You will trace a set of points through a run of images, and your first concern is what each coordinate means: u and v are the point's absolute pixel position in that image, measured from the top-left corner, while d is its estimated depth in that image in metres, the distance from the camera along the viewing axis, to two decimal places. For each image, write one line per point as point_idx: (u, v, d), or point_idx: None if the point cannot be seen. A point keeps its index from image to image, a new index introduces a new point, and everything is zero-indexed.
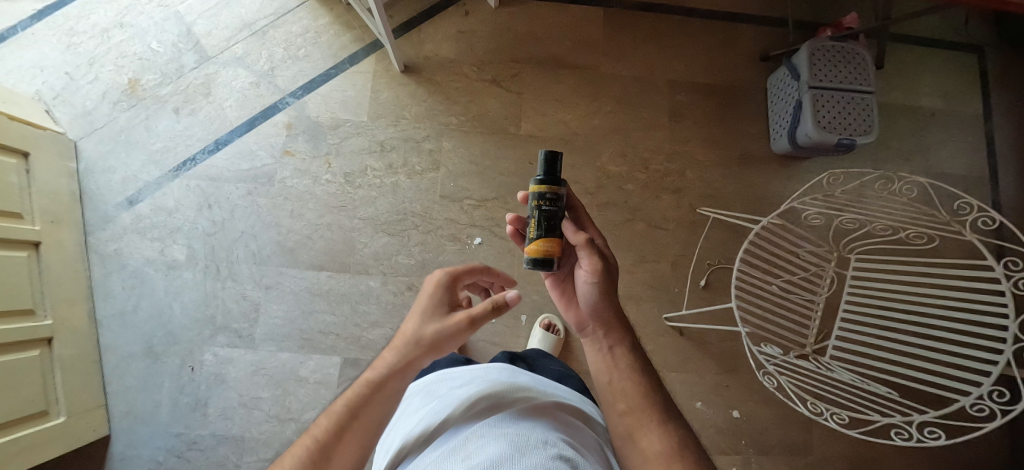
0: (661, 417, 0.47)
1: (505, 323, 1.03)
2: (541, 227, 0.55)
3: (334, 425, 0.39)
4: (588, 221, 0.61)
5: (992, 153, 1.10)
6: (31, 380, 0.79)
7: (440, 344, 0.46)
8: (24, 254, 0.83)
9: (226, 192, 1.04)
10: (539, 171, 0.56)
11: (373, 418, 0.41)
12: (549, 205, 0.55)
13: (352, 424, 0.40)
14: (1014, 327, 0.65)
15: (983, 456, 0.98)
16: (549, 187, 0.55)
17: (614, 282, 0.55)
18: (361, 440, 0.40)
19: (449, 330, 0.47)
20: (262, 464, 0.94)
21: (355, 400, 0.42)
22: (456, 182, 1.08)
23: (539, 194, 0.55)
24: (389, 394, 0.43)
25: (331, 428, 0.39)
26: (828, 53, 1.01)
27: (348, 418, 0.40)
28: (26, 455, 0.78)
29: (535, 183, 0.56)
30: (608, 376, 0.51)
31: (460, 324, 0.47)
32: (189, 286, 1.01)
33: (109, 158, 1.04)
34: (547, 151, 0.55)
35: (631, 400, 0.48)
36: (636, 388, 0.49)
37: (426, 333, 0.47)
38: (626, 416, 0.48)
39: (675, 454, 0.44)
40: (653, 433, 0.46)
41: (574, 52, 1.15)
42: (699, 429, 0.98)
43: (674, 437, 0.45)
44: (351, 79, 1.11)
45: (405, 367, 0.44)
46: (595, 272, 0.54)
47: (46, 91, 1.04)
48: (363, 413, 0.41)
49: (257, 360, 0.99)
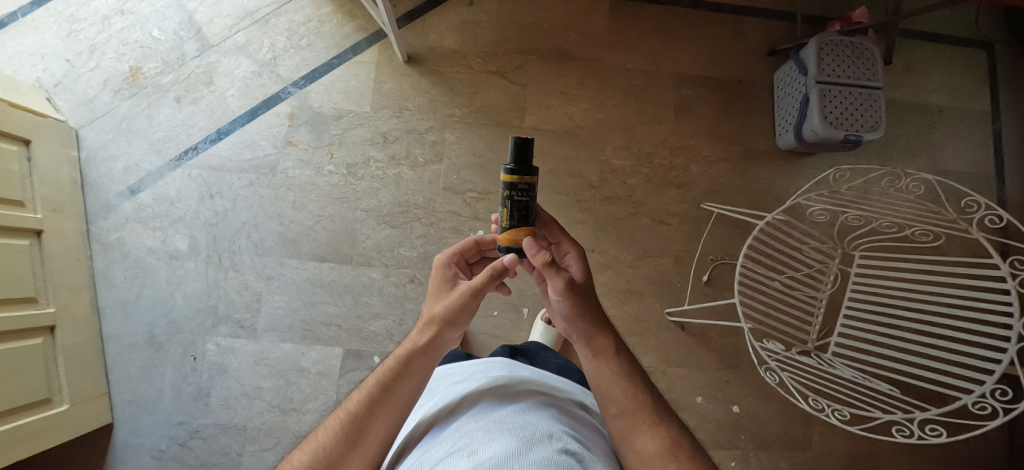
0: (655, 418, 0.48)
1: (507, 316, 1.03)
2: (512, 221, 0.55)
3: (367, 400, 0.48)
4: (563, 233, 0.61)
5: (998, 151, 1.09)
6: (34, 368, 0.79)
7: (459, 309, 0.54)
8: (26, 242, 0.82)
9: (228, 182, 1.04)
10: (510, 158, 0.53)
11: (401, 389, 0.50)
12: (522, 195, 0.54)
13: (383, 399, 0.49)
14: (1017, 325, 0.64)
15: (981, 454, 0.98)
16: (520, 177, 0.53)
17: (585, 296, 0.54)
18: (393, 409, 0.49)
19: (456, 304, 0.55)
20: (264, 453, 0.95)
21: (385, 376, 0.51)
22: (459, 175, 1.07)
23: (511, 183, 0.54)
24: (410, 369, 0.51)
25: (365, 402, 0.48)
26: (837, 48, 1.00)
27: (379, 393, 0.49)
28: (29, 442, 0.78)
29: (505, 172, 0.54)
30: (601, 381, 0.51)
31: (466, 296, 0.55)
32: (191, 276, 1.01)
33: (110, 146, 1.03)
34: (519, 137, 0.53)
35: (624, 404, 0.49)
36: (630, 392, 0.50)
37: (437, 309, 0.55)
38: (619, 419, 0.49)
39: (669, 455, 0.45)
40: (647, 435, 0.46)
41: (579, 44, 1.14)
42: (699, 424, 0.99)
43: (668, 438, 0.46)
44: (354, 69, 1.10)
45: (423, 344, 0.53)
46: (559, 289, 0.53)
47: (47, 79, 1.03)
48: (392, 387, 0.50)
49: (259, 350, 0.99)
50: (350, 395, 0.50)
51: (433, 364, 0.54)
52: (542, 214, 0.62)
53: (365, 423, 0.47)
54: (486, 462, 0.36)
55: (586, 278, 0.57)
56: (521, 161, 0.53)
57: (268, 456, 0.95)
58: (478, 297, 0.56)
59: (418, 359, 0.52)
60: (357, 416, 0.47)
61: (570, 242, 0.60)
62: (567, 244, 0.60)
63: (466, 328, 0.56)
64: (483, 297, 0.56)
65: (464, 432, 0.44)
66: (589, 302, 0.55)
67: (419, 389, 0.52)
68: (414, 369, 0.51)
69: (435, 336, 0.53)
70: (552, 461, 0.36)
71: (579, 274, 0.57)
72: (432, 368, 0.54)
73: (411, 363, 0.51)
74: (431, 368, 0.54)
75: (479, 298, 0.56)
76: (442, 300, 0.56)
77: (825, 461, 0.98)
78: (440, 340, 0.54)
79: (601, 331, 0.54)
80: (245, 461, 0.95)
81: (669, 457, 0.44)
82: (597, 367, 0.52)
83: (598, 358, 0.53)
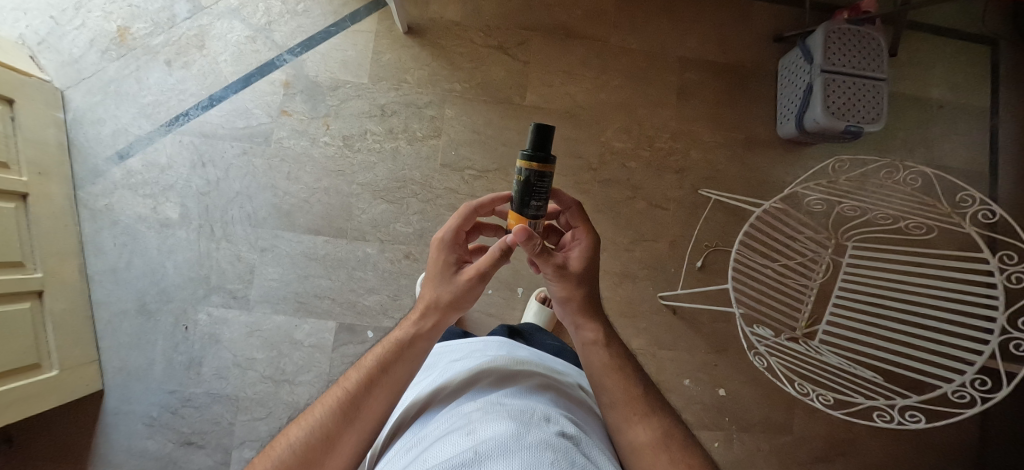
0: (648, 409, 0.49)
1: (502, 294, 1.04)
2: (520, 201, 0.53)
3: (365, 379, 0.49)
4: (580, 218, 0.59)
5: (993, 149, 1.10)
6: (23, 333, 0.79)
7: (468, 293, 0.54)
8: (13, 205, 0.80)
9: (221, 150, 1.02)
10: (527, 143, 0.51)
11: (398, 370, 0.50)
12: (538, 184, 0.51)
13: (380, 377, 0.49)
14: (1002, 318, 0.65)
15: (954, 441, 1.02)
16: (534, 164, 0.50)
17: (580, 283, 0.55)
18: (390, 387, 0.49)
19: (461, 288, 0.54)
20: (256, 423, 0.96)
21: (383, 356, 0.51)
22: (457, 152, 1.06)
23: (527, 170, 0.51)
24: (411, 351, 0.52)
25: (362, 380, 0.48)
26: (844, 36, 0.99)
27: (376, 372, 0.49)
28: (19, 406, 0.78)
29: (523, 158, 0.51)
30: (597, 370, 0.52)
31: (473, 279, 0.54)
32: (182, 246, 0.99)
33: (97, 109, 1.00)
34: (540, 124, 0.50)
35: (617, 394, 0.50)
36: (623, 381, 0.50)
37: (439, 293, 0.54)
38: (612, 408, 0.49)
39: (662, 445, 0.46)
40: (639, 425, 0.47)
41: (585, 21, 1.11)
42: (685, 405, 1.01)
43: (660, 430, 0.47)
44: (353, 39, 1.07)
45: (424, 328, 0.53)
46: (547, 274, 0.55)
47: (30, 35, 0.99)
48: (390, 367, 0.50)
49: (251, 322, 0.99)
50: (347, 373, 0.50)
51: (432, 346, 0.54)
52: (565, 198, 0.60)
53: (361, 401, 0.47)
54: (486, 442, 0.36)
55: (587, 268, 0.56)
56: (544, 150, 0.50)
57: (260, 425, 0.96)
58: (481, 280, 0.55)
59: (419, 341, 0.52)
60: (352, 394, 0.47)
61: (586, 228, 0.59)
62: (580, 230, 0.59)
63: (468, 312, 0.56)
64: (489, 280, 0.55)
65: (463, 412, 0.44)
66: (584, 286, 0.55)
67: (417, 369, 0.52)
68: (415, 353, 0.52)
69: (439, 321, 0.53)
70: (551, 445, 0.37)
71: (579, 260, 0.56)
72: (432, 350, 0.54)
73: (412, 348, 0.52)
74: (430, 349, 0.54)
75: (485, 282, 0.55)
76: (445, 283, 0.55)
77: (805, 444, 1.02)
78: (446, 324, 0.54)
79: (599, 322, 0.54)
80: (237, 431, 0.95)
81: (662, 446, 0.46)
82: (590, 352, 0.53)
83: (594, 345, 0.53)
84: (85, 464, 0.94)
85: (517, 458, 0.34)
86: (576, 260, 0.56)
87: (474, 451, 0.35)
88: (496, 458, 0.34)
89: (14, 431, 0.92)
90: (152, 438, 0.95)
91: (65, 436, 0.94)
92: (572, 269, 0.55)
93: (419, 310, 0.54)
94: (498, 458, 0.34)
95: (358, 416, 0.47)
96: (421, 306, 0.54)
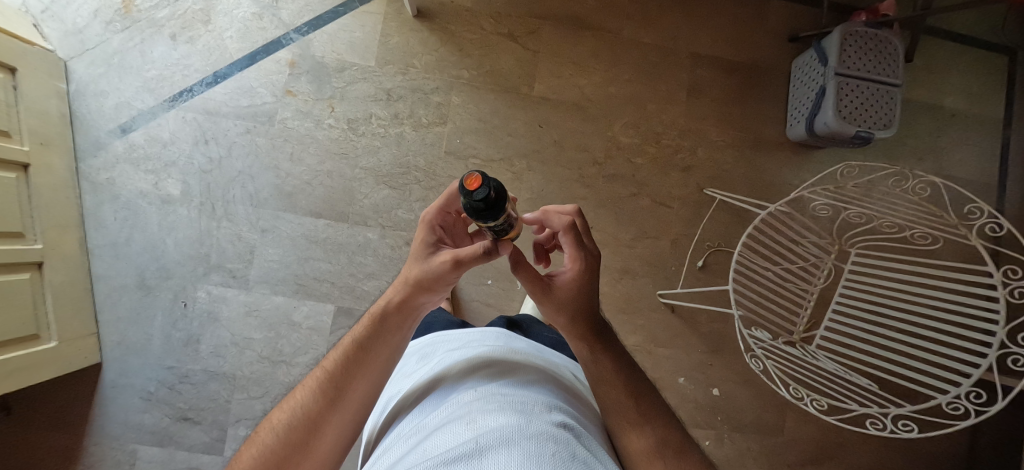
0: (642, 417, 0.49)
1: (502, 285, 1.04)
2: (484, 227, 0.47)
3: (344, 361, 0.49)
4: (568, 242, 0.53)
5: (1005, 160, 1.08)
6: (21, 303, 0.79)
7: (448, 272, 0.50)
8: (14, 175, 0.80)
9: (223, 128, 1.01)
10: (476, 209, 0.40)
11: (380, 350, 0.50)
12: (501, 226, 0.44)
13: (361, 359, 0.49)
14: (1002, 332, 0.65)
15: (942, 450, 1.03)
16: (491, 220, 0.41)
17: (561, 310, 0.52)
18: (372, 368, 0.49)
19: (434, 272, 0.50)
20: (252, 402, 0.96)
21: (361, 336, 0.51)
22: (463, 140, 1.05)
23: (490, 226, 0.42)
24: (389, 329, 0.51)
25: (343, 362, 0.49)
26: (861, 40, 0.97)
27: (356, 353, 0.49)
28: (17, 376, 0.78)
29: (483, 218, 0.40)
30: (591, 375, 0.52)
31: (444, 264, 0.50)
32: (183, 223, 0.99)
33: (101, 81, 0.99)
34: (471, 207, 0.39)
35: (615, 398, 0.50)
36: (620, 388, 0.50)
37: (413, 274, 0.52)
38: (608, 415, 0.50)
39: (656, 454, 0.46)
40: (636, 432, 0.48)
41: (597, 12, 1.09)
42: (679, 403, 1.02)
43: (656, 437, 0.47)
44: (360, 20, 1.05)
45: (396, 302, 0.52)
46: (533, 297, 0.54)
47: (34, 4, 0.98)
48: (369, 347, 0.50)
49: (250, 301, 0.99)
50: (328, 354, 0.50)
51: (412, 323, 0.53)
52: (552, 219, 0.55)
53: (342, 383, 0.47)
54: (486, 432, 0.36)
55: (576, 296, 0.53)
56: (488, 205, 0.37)
57: (255, 404, 0.96)
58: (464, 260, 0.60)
59: (392, 319, 0.51)
60: (333, 375, 0.48)
61: (580, 254, 0.53)
62: (569, 257, 0.53)
63: (446, 291, 0.53)
64: (465, 267, 0.50)
65: (462, 401, 0.44)
66: (572, 309, 0.52)
67: (399, 347, 0.52)
68: (391, 329, 0.51)
69: (409, 297, 0.52)
70: (552, 436, 0.37)
71: (568, 284, 0.53)
72: (410, 328, 0.53)
73: (386, 323, 0.51)
74: (409, 328, 0.53)
75: (459, 269, 0.50)
76: (420, 262, 0.53)
77: (795, 447, 1.02)
78: (420, 298, 0.52)
79: (600, 329, 0.53)
80: (233, 409, 0.96)
81: (656, 455, 0.46)
82: (574, 342, 0.53)
83: (578, 337, 0.52)
84: (83, 435, 0.94)
85: (517, 447, 0.33)
86: (562, 286, 0.53)
87: (474, 440, 0.34)
88: (496, 447, 0.33)
89: (12, 398, 0.93)
90: (148, 412, 0.96)
91: (63, 407, 0.95)
92: (554, 296, 0.53)
93: (397, 287, 0.53)
94: (500, 445, 0.34)
95: (339, 399, 0.47)
96: (399, 284, 0.53)
